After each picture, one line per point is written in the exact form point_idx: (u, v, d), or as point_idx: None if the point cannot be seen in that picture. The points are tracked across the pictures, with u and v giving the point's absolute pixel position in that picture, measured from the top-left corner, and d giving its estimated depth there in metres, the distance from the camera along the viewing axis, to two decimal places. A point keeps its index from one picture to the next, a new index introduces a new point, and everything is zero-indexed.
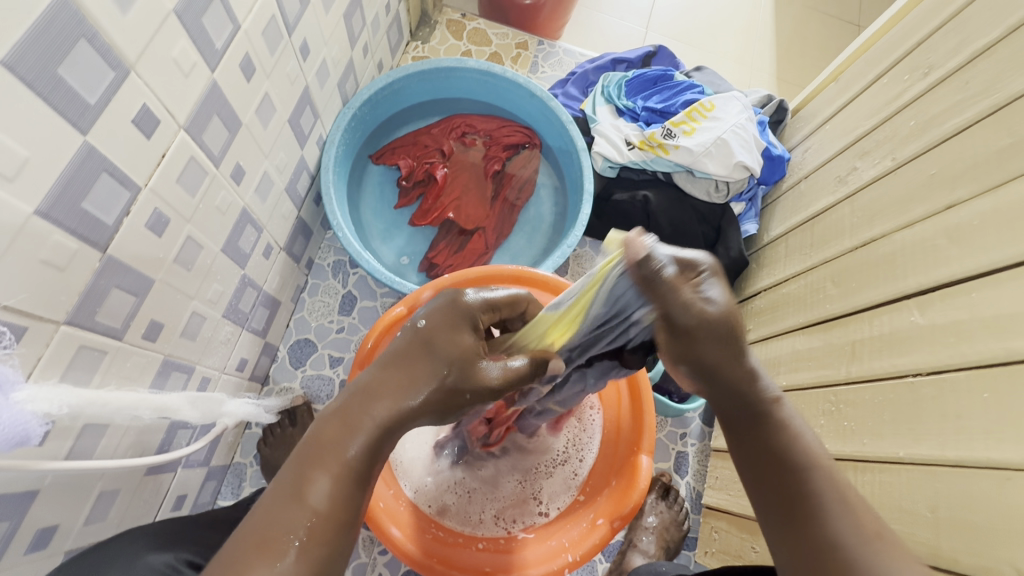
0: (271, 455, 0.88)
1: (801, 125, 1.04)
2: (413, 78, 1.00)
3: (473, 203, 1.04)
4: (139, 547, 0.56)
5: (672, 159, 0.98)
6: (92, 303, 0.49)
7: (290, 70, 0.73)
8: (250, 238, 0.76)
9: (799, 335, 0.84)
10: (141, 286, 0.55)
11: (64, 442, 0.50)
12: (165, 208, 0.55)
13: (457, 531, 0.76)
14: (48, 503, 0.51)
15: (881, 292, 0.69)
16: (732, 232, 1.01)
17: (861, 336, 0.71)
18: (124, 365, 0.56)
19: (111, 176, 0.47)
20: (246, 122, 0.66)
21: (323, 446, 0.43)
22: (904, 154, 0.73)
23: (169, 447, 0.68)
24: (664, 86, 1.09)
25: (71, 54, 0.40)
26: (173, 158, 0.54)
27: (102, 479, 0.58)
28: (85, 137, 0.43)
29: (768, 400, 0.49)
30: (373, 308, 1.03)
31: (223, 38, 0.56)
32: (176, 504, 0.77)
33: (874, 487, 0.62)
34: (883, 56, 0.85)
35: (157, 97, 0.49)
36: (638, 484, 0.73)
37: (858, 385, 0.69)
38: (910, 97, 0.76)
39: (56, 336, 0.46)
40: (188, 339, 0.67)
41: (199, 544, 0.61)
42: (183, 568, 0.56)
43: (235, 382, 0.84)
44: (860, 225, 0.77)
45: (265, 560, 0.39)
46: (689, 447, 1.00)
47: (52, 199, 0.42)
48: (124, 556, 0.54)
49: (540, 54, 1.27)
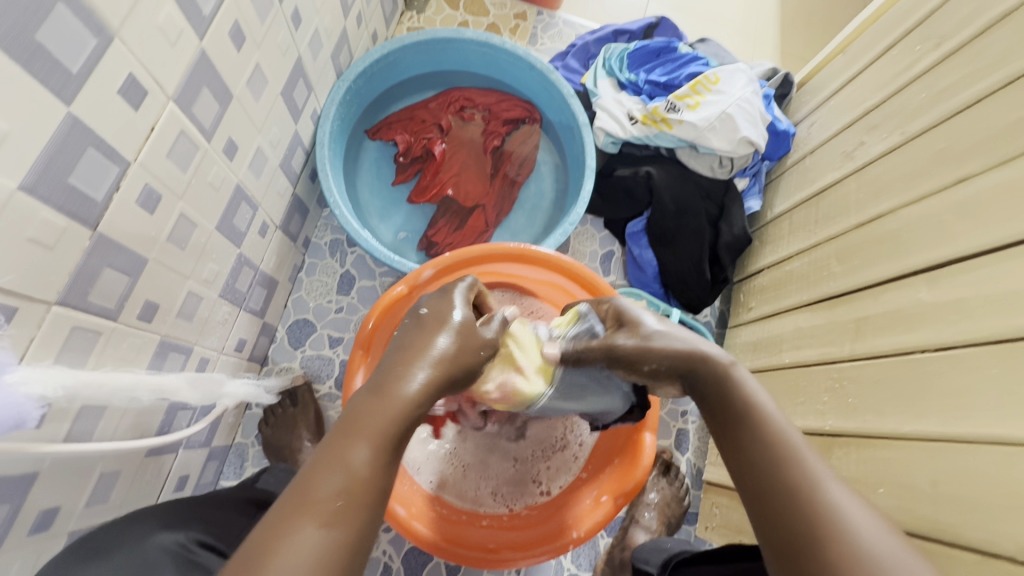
0: (272, 436, 0.88)
1: (807, 99, 1.01)
2: (409, 50, 0.96)
3: (472, 178, 1.01)
4: (151, 526, 0.54)
5: (676, 134, 0.96)
6: (83, 284, 0.47)
7: (280, 40, 0.69)
8: (244, 216, 0.74)
9: (802, 312, 0.83)
10: (134, 266, 0.53)
11: (61, 424, 0.49)
12: (156, 184, 0.53)
13: (460, 509, 0.77)
14: (47, 485, 0.50)
15: (887, 269, 0.69)
16: (735, 210, 1.00)
17: (866, 314, 0.70)
18: (119, 346, 0.55)
19: (98, 150, 0.45)
20: (237, 95, 0.63)
21: (358, 412, 0.43)
22: (913, 127, 0.71)
23: (170, 429, 0.67)
24: (667, 58, 1.05)
25: (48, 17, 0.37)
26: (163, 132, 0.52)
27: (102, 461, 0.57)
28: (68, 109, 0.41)
29: (719, 367, 0.53)
30: (372, 288, 1.02)
31: (210, 4, 0.53)
32: (178, 485, 0.77)
33: (877, 463, 0.62)
34: (893, 25, 0.82)
35: (143, 66, 0.47)
36: (641, 462, 0.73)
37: (862, 363, 0.68)
38: (921, 69, 0.73)
39: (48, 317, 0.44)
40: (184, 319, 0.66)
41: (214, 524, 0.59)
42: (195, 548, 0.54)
43: (234, 363, 0.83)
44: (866, 201, 0.76)
45: (309, 522, 0.37)
46: (690, 425, 1.01)
47: (36, 174, 0.40)
48: (139, 532, 0.53)
49: (539, 25, 1.23)
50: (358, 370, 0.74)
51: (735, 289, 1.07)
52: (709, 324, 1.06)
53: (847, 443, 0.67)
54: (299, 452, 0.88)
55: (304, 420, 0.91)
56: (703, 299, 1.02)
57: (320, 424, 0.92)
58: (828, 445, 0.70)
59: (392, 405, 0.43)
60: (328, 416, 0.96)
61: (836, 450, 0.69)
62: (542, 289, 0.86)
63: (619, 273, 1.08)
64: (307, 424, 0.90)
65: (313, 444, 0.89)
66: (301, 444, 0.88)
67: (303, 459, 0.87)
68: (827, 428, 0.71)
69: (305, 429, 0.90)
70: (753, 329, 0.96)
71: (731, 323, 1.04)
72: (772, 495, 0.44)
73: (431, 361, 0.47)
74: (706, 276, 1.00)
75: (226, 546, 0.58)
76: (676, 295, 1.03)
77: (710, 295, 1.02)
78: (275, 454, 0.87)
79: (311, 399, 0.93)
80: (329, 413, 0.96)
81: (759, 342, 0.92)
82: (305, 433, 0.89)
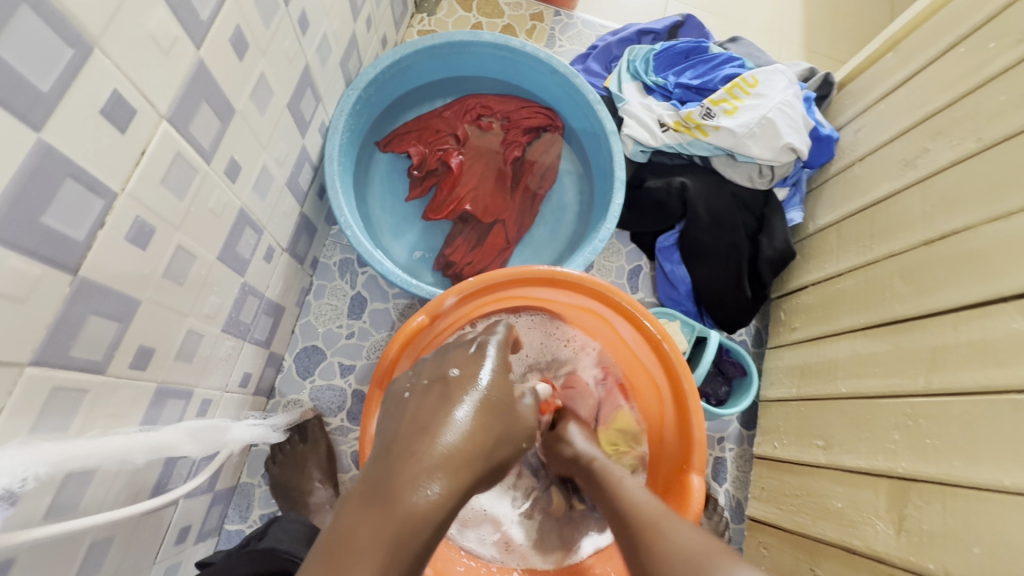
0: (280, 475, 0.81)
1: (851, 102, 0.94)
2: (423, 54, 0.89)
3: (491, 192, 0.94)
4: None
5: (712, 142, 0.89)
6: (64, 337, 0.40)
7: (287, 47, 0.63)
8: (249, 242, 0.67)
9: (859, 336, 0.76)
10: (124, 309, 0.46)
11: (41, 499, 0.42)
12: (149, 216, 0.46)
13: (490, 560, 0.70)
14: (28, 568, 0.43)
15: (968, 292, 0.62)
16: (776, 222, 0.92)
17: (942, 342, 0.63)
18: (109, 401, 0.48)
19: (79, 181, 0.38)
20: (240, 110, 0.56)
21: (346, 537, 0.38)
22: (992, 134, 0.64)
23: (167, 484, 0.60)
24: (698, 60, 0.98)
25: (12, 24, 0.30)
26: (156, 156, 0.45)
27: (92, 531, 0.50)
28: (39, 135, 0.34)
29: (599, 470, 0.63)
30: (385, 310, 0.95)
31: (209, 9, 0.46)
32: (179, 537, 0.70)
33: (969, 518, 0.55)
34: (956, 21, 0.75)
35: (132, 81, 0.40)
36: (690, 508, 0.65)
37: (940, 399, 0.61)
38: (997, 69, 0.66)
39: (22, 380, 0.37)
40: (183, 361, 0.59)
41: None
42: None
43: (239, 400, 0.76)
44: (935, 215, 0.69)
45: None
46: (729, 454, 0.93)
47: (1, 215, 0.33)
48: None
49: (557, 26, 1.16)
50: (376, 412, 0.67)
51: (773, 306, 1.00)
52: (745, 344, 0.99)
53: (926, 490, 0.60)
54: (310, 494, 0.81)
55: (314, 458, 0.83)
56: (741, 318, 0.94)
57: (332, 461, 0.85)
58: (902, 490, 0.63)
59: (391, 526, 0.38)
60: (340, 451, 0.89)
61: (914, 496, 0.61)
62: (572, 312, 0.79)
63: (648, 291, 1.01)
64: (318, 463, 0.83)
65: (324, 485, 0.82)
66: (312, 485, 0.81)
67: (315, 502, 0.81)
68: (898, 472, 0.63)
69: (315, 467, 0.83)
70: (798, 352, 0.88)
71: (770, 343, 0.97)
72: (628, 533, 0.54)
73: (449, 451, 0.41)
74: (746, 293, 0.93)
75: None
76: (711, 313, 0.96)
77: (750, 313, 0.95)
78: (284, 497, 0.80)
79: (322, 434, 0.85)
80: (341, 448, 0.89)
81: (807, 367, 0.85)
82: (316, 472, 0.82)
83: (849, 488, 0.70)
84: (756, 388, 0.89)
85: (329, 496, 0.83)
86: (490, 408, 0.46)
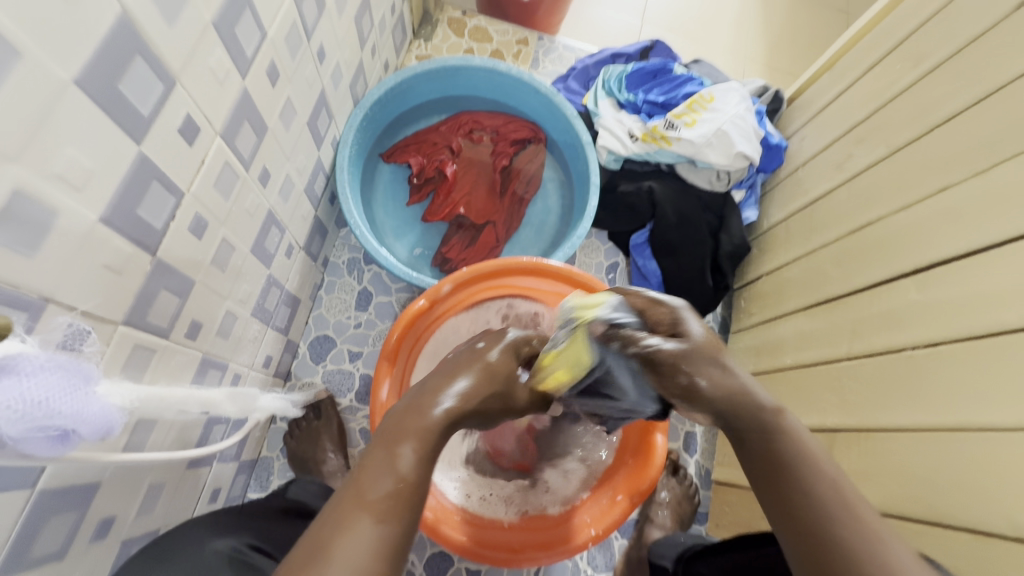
0: (297, 447, 0.91)
1: (798, 114, 1.07)
2: (421, 77, 1.02)
3: (483, 198, 1.06)
4: (203, 533, 0.59)
5: (675, 150, 1.02)
6: (143, 306, 0.52)
7: (308, 74, 0.75)
8: (274, 239, 0.79)
9: (801, 316, 0.88)
10: (184, 288, 0.58)
11: (121, 436, 0.53)
12: (204, 212, 0.57)
13: (481, 514, 0.79)
14: (107, 494, 0.54)
15: (880, 272, 0.74)
16: (733, 220, 1.05)
17: (862, 315, 0.75)
18: (169, 363, 0.59)
19: (160, 183, 0.49)
20: (271, 127, 0.68)
21: (396, 426, 0.47)
22: (899, 140, 0.77)
23: (207, 441, 0.71)
24: (664, 79, 1.11)
25: (129, 68, 0.42)
26: (211, 164, 0.56)
27: (150, 473, 0.61)
28: (139, 148, 0.45)
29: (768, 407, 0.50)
30: (389, 303, 1.06)
31: (252, 47, 0.58)
32: (211, 498, 0.80)
33: (881, 456, 0.66)
34: (875, 46, 0.88)
35: (198, 106, 0.52)
36: (653, 463, 0.77)
37: (859, 361, 0.73)
38: (903, 86, 0.79)
39: (116, 335, 0.48)
40: (222, 338, 0.70)
41: (259, 531, 0.64)
42: (247, 552, 0.59)
43: (262, 379, 0.87)
44: (858, 209, 0.81)
45: (370, 518, 0.40)
46: (697, 428, 1.04)
47: (113, 206, 0.44)
48: (190, 542, 0.57)
49: (540, 50, 1.30)
50: (383, 383, 0.78)
51: (735, 295, 1.11)
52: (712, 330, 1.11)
53: (849, 438, 0.71)
54: (323, 463, 0.91)
55: (327, 432, 0.94)
56: (706, 306, 1.06)
57: (342, 435, 0.96)
58: (831, 440, 0.74)
59: (427, 421, 0.47)
60: (350, 428, 0.99)
61: (840, 445, 0.73)
62: (553, 301, 0.89)
63: (625, 283, 1.13)
64: (330, 436, 0.94)
65: (336, 455, 0.93)
66: (325, 455, 0.92)
67: (329, 470, 0.91)
68: (828, 425, 0.75)
69: (327, 440, 0.93)
70: (755, 334, 1.00)
71: (733, 328, 1.09)
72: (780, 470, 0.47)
73: (460, 392, 0.51)
74: (708, 284, 1.05)
75: (274, 550, 0.62)
76: None
77: (713, 301, 1.07)
78: (300, 467, 0.90)
79: (334, 412, 0.96)
80: (350, 425, 1.00)
81: (762, 346, 0.96)
82: (328, 444, 0.93)
83: None
84: None
85: (340, 465, 0.93)
86: (488, 374, 0.55)
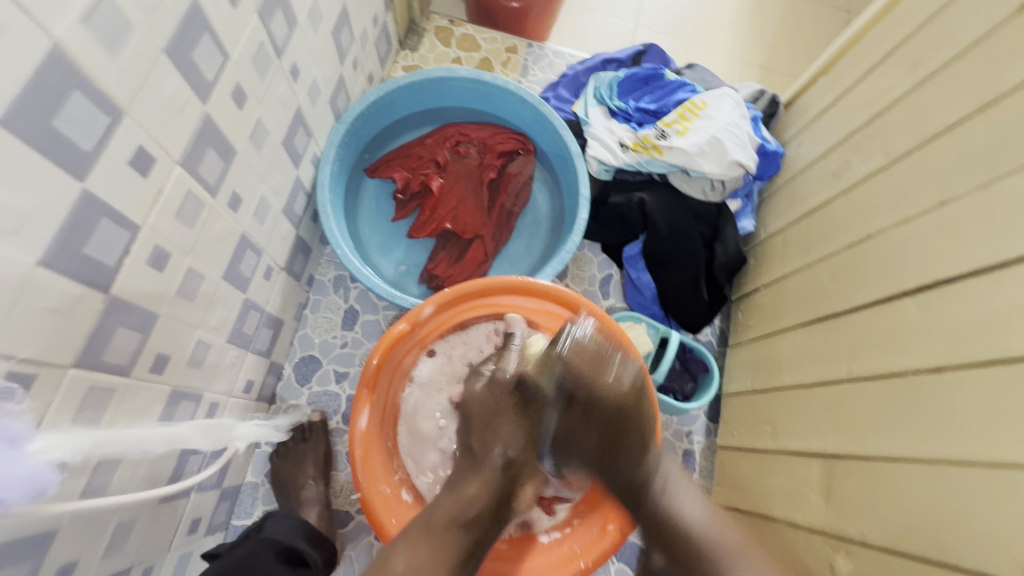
0: (280, 468, 0.89)
1: (795, 119, 1.03)
2: (404, 90, 1.00)
3: (470, 211, 1.03)
4: None
5: (667, 160, 0.98)
6: (98, 345, 0.49)
7: (281, 94, 0.73)
8: (250, 262, 0.76)
9: (800, 332, 0.84)
10: (145, 322, 0.56)
11: (79, 480, 0.51)
12: (165, 243, 0.55)
13: None
14: (66, 540, 0.52)
15: (881, 288, 0.70)
16: (728, 230, 1.02)
17: (862, 334, 0.71)
18: (133, 400, 0.57)
19: (111, 219, 0.47)
20: (240, 151, 0.66)
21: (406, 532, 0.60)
22: (898, 149, 0.73)
23: (181, 474, 0.69)
24: (656, 85, 1.08)
25: (65, 105, 0.40)
26: (170, 194, 0.54)
27: (118, 512, 0.59)
28: (83, 184, 0.43)
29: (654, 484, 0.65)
30: (376, 321, 1.04)
31: (213, 71, 0.56)
32: (190, 529, 0.78)
33: (886, 486, 0.62)
34: (873, 49, 0.85)
35: (152, 136, 0.50)
36: None
37: (860, 383, 0.69)
38: (901, 92, 0.75)
39: (66, 379, 0.46)
40: (194, 367, 0.68)
41: None
42: None
43: (243, 404, 0.85)
44: (856, 221, 0.78)
45: None
46: (696, 445, 1.00)
47: (53, 249, 0.42)
48: None
49: (529, 58, 1.27)
50: (363, 410, 0.76)
51: (734, 307, 1.08)
52: (710, 344, 1.07)
53: (849, 465, 0.68)
54: (303, 489, 0.89)
55: (313, 456, 0.92)
56: (702, 320, 1.03)
57: (328, 460, 0.93)
58: (831, 466, 0.71)
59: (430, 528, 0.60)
60: (337, 451, 0.97)
61: (840, 472, 0.69)
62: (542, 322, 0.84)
63: (619, 296, 1.09)
64: (315, 461, 0.91)
65: (316, 481, 0.90)
66: (306, 481, 0.89)
67: (306, 497, 0.88)
68: (829, 450, 0.72)
69: (311, 465, 0.91)
70: (753, 349, 0.96)
71: (731, 341, 1.05)
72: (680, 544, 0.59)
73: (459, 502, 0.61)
74: (703, 297, 1.02)
75: None
76: (675, 317, 1.05)
77: (709, 315, 1.03)
78: (281, 491, 0.88)
79: (323, 435, 0.94)
80: (337, 448, 0.97)
81: (760, 362, 0.93)
82: (310, 469, 0.90)
83: (793, 468, 0.78)
84: (717, 384, 0.97)
85: (318, 493, 0.90)
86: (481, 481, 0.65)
